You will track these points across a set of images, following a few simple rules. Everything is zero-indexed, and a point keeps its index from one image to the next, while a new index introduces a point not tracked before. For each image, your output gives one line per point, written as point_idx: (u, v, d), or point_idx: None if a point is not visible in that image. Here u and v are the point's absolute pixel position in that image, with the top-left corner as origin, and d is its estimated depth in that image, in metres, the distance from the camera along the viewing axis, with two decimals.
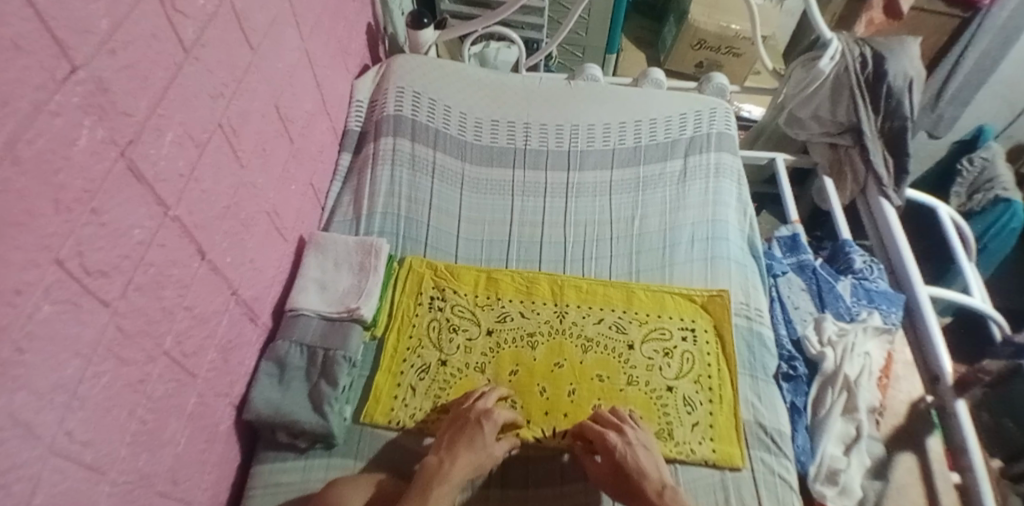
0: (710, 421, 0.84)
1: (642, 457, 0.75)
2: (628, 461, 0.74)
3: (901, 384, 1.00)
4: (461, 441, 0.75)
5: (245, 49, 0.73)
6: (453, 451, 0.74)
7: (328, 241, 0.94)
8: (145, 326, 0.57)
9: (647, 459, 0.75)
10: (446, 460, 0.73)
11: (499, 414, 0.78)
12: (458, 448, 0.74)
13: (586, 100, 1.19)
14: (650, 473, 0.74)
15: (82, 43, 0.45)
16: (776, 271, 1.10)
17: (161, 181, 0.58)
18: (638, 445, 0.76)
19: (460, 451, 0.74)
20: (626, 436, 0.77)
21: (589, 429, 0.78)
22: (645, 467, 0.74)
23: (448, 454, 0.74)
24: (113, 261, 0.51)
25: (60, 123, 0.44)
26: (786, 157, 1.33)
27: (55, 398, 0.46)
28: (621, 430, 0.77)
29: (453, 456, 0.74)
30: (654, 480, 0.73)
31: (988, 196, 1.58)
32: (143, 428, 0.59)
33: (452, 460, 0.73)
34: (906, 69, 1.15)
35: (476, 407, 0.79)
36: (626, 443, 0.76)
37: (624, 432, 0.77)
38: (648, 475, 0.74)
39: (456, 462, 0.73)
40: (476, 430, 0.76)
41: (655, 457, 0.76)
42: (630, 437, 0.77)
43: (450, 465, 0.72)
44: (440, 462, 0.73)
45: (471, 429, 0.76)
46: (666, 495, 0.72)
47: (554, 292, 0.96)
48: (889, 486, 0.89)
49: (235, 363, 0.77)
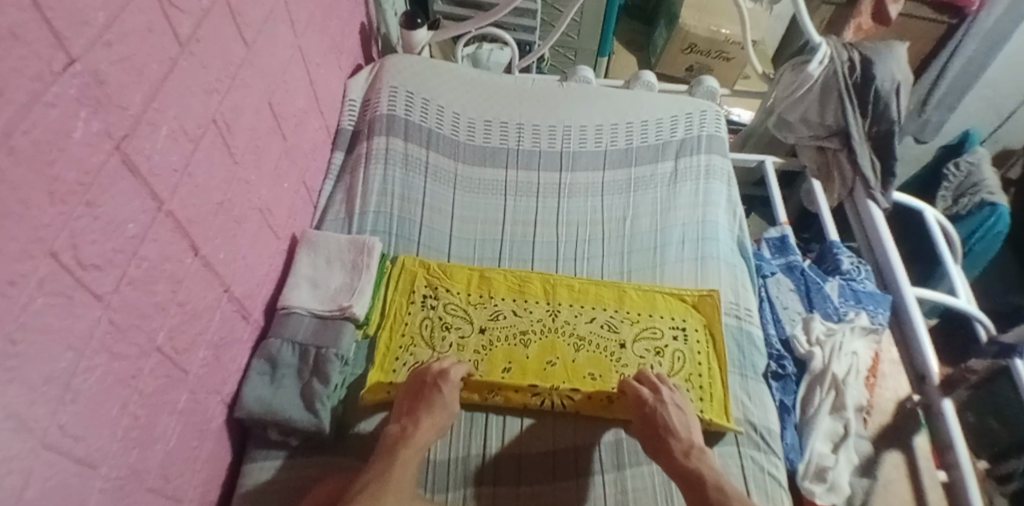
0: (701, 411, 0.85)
1: (673, 416, 0.79)
2: (658, 416, 0.78)
3: (888, 381, 1.02)
4: (422, 406, 0.78)
5: (239, 45, 0.73)
6: (414, 416, 0.78)
7: (321, 239, 0.93)
8: (138, 321, 0.57)
9: (678, 419, 0.79)
10: (409, 426, 0.77)
11: (456, 376, 0.82)
12: (419, 413, 0.78)
13: (578, 102, 1.20)
14: (680, 432, 0.78)
15: (79, 34, 0.45)
16: (765, 271, 1.12)
17: (154, 175, 0.58)
18: (671, 404, 0.80)
19: (421, 416, 0.77)
20: (660, 395, 0.81)
21: (626, 384, 0.84)
22: (673, 426, 0.78)
23: (410, 422, 0.77)
24: (106, 254, 0.51)
25: (55, 115, 0.44)
26: (775, 160, 1.35)
27: (47, 391, 0.46)
28: (657, 389, 0.82)
29: (416, 421, 0.77)
30: (682, 440, 0.78)
31: (974, 199, 1.62)
32: (134, 423, 0.58)
33: (415, 424, 0.77)
34: (893, 73, 1.16)
35: (431, 369, 0.82)
36: (659, 400, 0.80)
37: (658, 391, 0.82)
38: (678, 435, 0.78)
39: (419, 426, 0.76)
40: (435, 394, 0.79)
41: (686, 417, 0.80)
42: (663, 396, 0.81)
43: (413, 430, 0.76)
44: (403, 429, 0.77)
45: (430, 393, 0.80)
46: (693, 454, 0.76)
47: (546, 291, 0.97)
48: (875, 483, 0.90)
49: (227, 359, 0.77)
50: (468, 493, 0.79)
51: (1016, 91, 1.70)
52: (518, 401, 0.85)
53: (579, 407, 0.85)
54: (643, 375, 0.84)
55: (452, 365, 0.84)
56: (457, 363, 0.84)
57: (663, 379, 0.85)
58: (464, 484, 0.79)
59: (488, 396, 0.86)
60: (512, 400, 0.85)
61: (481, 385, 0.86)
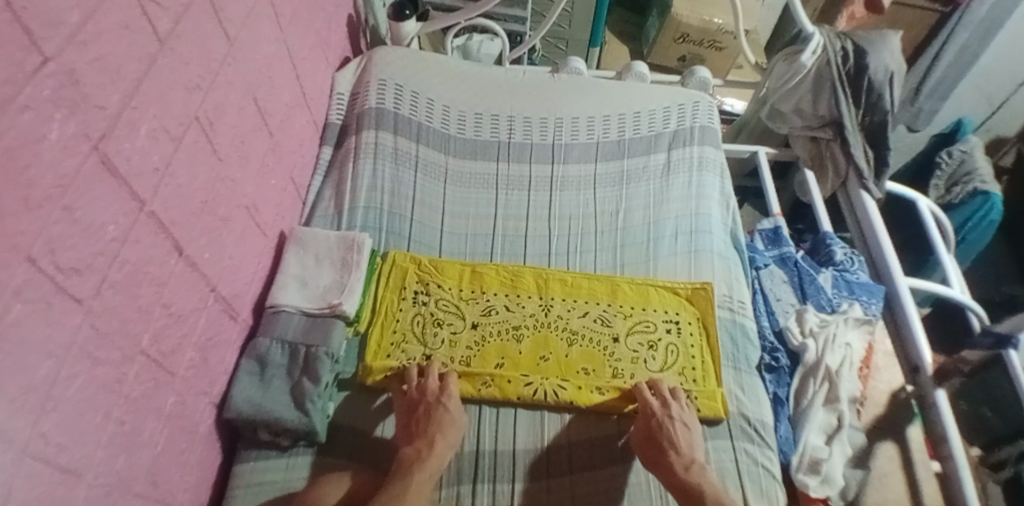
0: (696, 401, 0.85)
1: (679, 432, 0.78)
2: (663, 430, 0.78)
3: (882, 373, 1.02)
4: (431, 426, 0.77)
5: (222, 40, 0.71)
6: (428, 437, 0.76)
7: (309, 236, 0.92)
8: (121, 325, 0.56)
9: (683, 434, 0.79)
10: (424, 448, 0.75)
11: (453, 390, 0.82)
12: (432, 434, 0.76)
13: (570, 93, 1.18)
14: (681, 447, 0.77)
15: (53, 34, 0.44)
16: (759, 263, 1.11)
17: (135, 176, 0.56)
18: (678, 420, 0.80)
19: (435, 437, 0.76)
20: (669, 409, 0.81)
21: (637, 393, 0.84)
22: (678, 441, 0.78)
23: (424, 443, 0.75)
24: (86, 259, 0.50)
25: (29, 118, 0.42)
26: (768, 151, 1.34)
27: (29, 400, 0.45)
28: (665, 403, 0.82)
29: (431, 443, 0.75)
30: (683, 456, 0.77)
31: (966, 188, 1.61)
32: (120, 429, 0.57)
33: (430, 448, 0.75)
34: (887, 63, 1.15)
35: (430, 388, 0.81)
36: (667, 415, 0.80)
37: (667, 405, 0.81)
38: (679, 450, 0.77)
39: (434, 448, 0.75)
40: (441, 412, 0.79)
41: (690, 433, 0.80)
42: (672, 411, 0.81)
43: (428, 452, 0.74)
44: (418, 451, 0.75)
45: (437, 411, 0.79)
46: (693, 470, 0.76)
47: (539, 286, 0.96)
48: (869, 475, 0.90)
49: (215, 360, 0.75)
50: (462, 489, 0.79)
51: (1010, 79, 1.71)
52: (512, 393, 0.84)
53: (573, 396, 0.84)
54: (655, 385, 0.84)
55: (444, 376, 0.83)
56: (448, 373, 0.84)
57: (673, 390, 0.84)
58: (458, 481, 0.79)
59: (481, 387, 0.85)
60: (504, 390, 0.85)
61: (475, 375, 0.85)
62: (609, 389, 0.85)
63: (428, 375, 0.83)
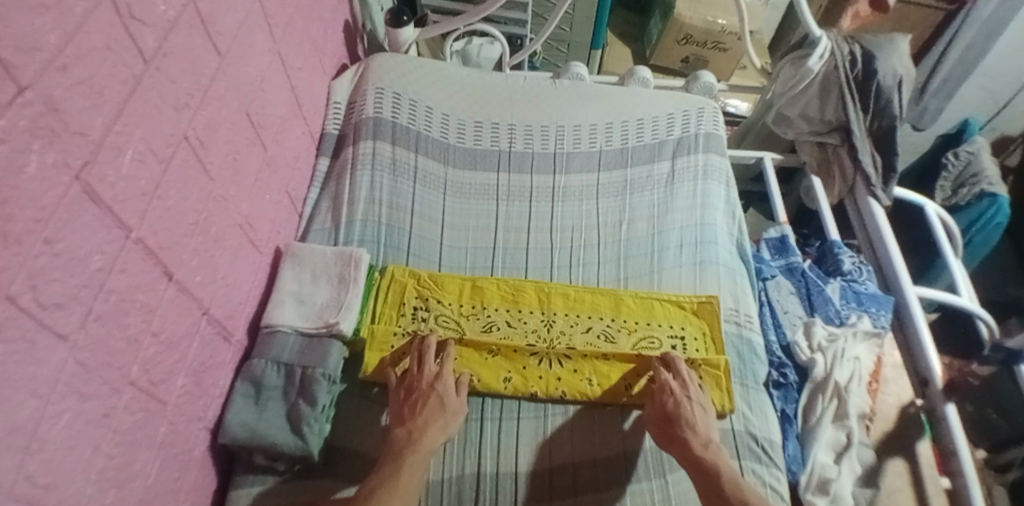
0: (699, 372, 0.86)
1: (695, 414, 0.78)
2: (681, 410, 0.78)
3: (890, 386, 0.99)
4: (427, 410, 0.76)
5: (212, 55, 0.69)
6: (418, 422, 0.75)
7: (305, 252, 0.90)
8: (109, 358, 0.54)
9: (701, 417, 0.78)
10: (415, 430, 0.74)
11: (448, 374, 0.80)
12: (420, 418, 0.75)
13: (571, 100, 1.16)
14: (699, 428, 0.77)
15: (30, 61, 0.41)
16: (765, 275, 1.09)
17: (120, 202, 0.54)
18: (694, 403, 0.79)
19: (431, 417, 0.76)
20: (688, 391, 0.80)
21: (657, 370, 0.83)
22: (696, 423, 0.77)
23: (416, 426, 0.75)
24: (70, 292, 0.48)
25: (5, 150, 0.40)
26: (773, 156, 1.31)
27: (13, 442, 0.43)
28: (684, 383, 0.81)
29: (423, 425, 0.75)
30: (700, 436, 0.76)
31: (973, 190, 1.58)
32: (109, 463, 0.55)
33: (422, 430, 0.74)
34: (895, 67, 1.12)
35: (425, 373, 0.80)
36: (686, 396, 0.79)
37: (686, 386, 0.81)
38: (696, 429, 0.76)
39: (427, 429, 0.74)
40: (434, 399, 0.77)
41: (708, 417, 0.79)
42: (690, 393, 0.80)
43: (421, 434, 0.74)
44: (409, 433, 0.74)
45: (428, 397, 0.78)
46: (711, 448, 0.75)
47: (541, 301, 0.94)
48: (879, 493, 0.88)
49: (208, 384, 0.73)
50: None
51: (1015, 79, 1.68)
52: (518, 362, 0.87)
53: (578, 365, 0.86)
54: (674, 363, 0.83)
55: (444, 344, 0.85)
56: (443, 350, 0.84)
57: (694, 375, 0.83)
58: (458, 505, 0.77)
59: (488, 355, 0.87)
60: (512, 361, 0.87)
61: (481, 344, 0.87)
62: (614, 357, 0.87)
63: (425, 360, 0.81)
